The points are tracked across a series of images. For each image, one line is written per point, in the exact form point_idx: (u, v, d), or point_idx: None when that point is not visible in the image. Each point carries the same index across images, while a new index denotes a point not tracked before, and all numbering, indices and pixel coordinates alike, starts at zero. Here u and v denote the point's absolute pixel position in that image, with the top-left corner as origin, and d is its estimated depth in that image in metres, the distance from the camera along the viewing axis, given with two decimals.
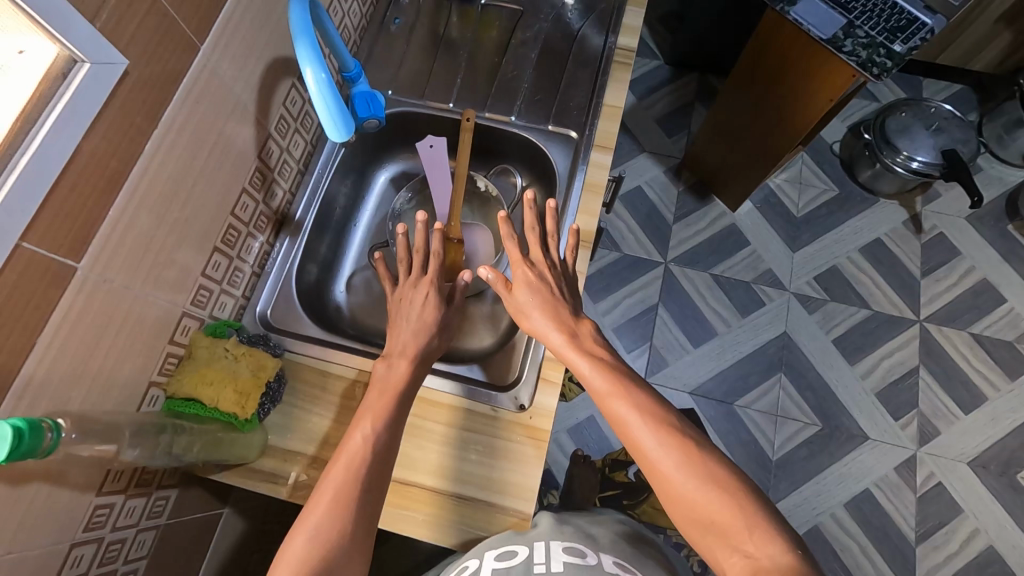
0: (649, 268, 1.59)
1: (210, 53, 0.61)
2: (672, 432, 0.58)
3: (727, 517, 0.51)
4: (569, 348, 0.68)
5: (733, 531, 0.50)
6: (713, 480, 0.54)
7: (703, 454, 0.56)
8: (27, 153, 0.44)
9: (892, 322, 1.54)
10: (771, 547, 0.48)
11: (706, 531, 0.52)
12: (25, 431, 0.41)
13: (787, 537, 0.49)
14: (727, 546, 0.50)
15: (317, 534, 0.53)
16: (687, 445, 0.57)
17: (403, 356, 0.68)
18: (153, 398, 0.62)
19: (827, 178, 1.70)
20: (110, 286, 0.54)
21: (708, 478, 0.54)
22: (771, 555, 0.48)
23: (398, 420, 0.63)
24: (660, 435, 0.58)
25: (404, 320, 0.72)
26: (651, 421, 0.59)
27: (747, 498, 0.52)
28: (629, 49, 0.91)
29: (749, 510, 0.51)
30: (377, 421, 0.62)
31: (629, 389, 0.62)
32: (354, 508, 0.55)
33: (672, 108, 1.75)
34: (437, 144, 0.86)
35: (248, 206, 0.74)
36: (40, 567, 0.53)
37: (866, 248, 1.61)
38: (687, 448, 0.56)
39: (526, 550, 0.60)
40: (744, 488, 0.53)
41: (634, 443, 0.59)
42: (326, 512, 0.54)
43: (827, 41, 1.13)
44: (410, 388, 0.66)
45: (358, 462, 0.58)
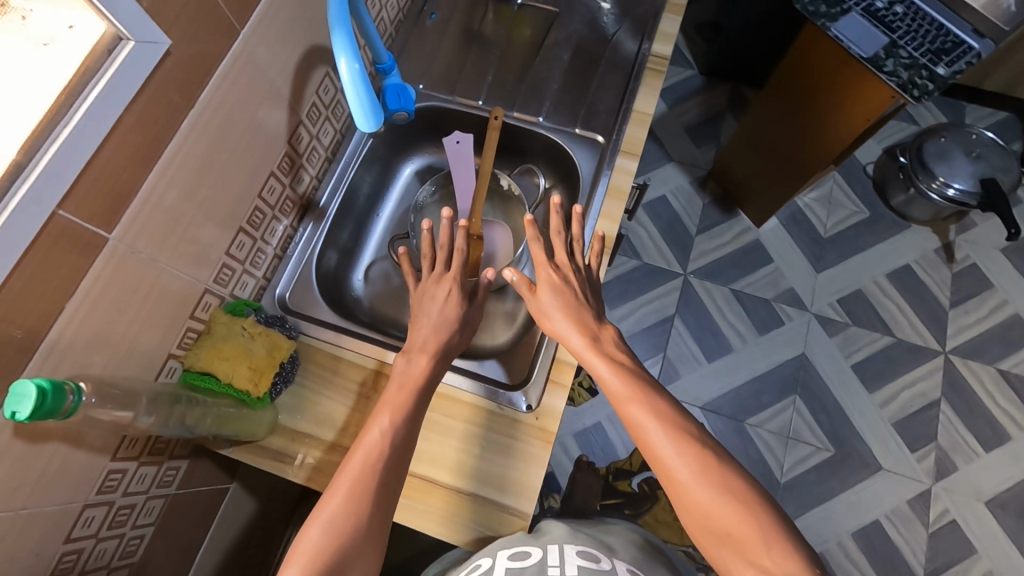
0: (668, 278, 1.57)
1: (249, 38, 0.62)
2: (691, 441, 0.57)
3: (744, 532, 0.51)
4: (590, 351, 0.67)
5: (748, 544, 0.50)
6: (732, 493, 0.53)
7: (722, 465, 0.55)
8: (68, 126, 0.45)
9: (915, 351, 1.50)
10: (788, 564, 0.48)
11: (721, 544, 0.52)
12: (48, 391, 0.43)
13: (804, 554, 0.49)
14: (742, 558, 0.50)
15: (332, 525, 0.54)
16: (706, 455, 0.56)
17: (421, 351, 0.69)
18: (171, 368, 0.64)
19: (857, 199, 1.66)
20: (138, 258, 0.56)
21: (727, 491, 0.53)
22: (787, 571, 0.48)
23: (414, 412, 0.64)
24: (679, 444, 0.57)
25: (424, 316, 0.72)
26: (671, 430, 0.58)
27: (764, 513, 0.52)
28: (662, 56, 0.90)
29: (765, 523, 0.51)
30: (395, 415, 0.63)
31: (649, 395, 0.62)
32: (371, 499, 0.57)
33: (701, 118, 1.73)
34: (463, 141, 0.85)
35: (275, 188, 0.76)
36: (53, 524, 0.55)
37: (893, 273, 1.57)
38: (706, 458, 0.56)
39: (539, 552, 0.61)
40: (760, 501, 0.53)
41: (651, 450, 0.58)
42: (342, 504, 0.56)
43: (867, 60, 1.11)
44: (426, 378, 0.67)
45: (376, 458, 0.59)
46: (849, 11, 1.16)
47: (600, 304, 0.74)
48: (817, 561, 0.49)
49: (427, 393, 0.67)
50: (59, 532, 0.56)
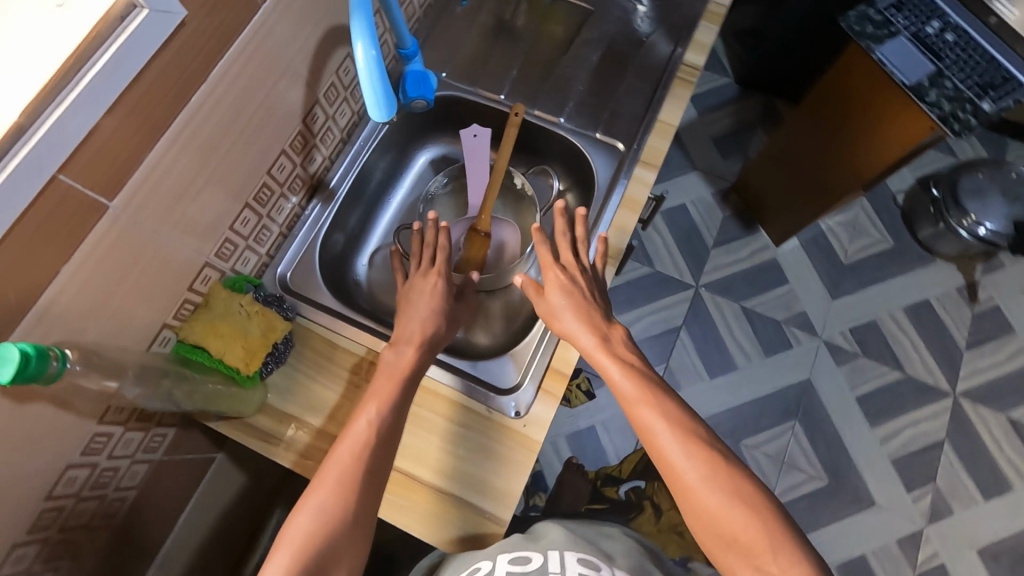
0: (678, 289, 1.54)
1: (270, 13, 0.61)
2: (700, 444, 0.57)
3: (753, 538, 0.51)
4: (600, 350, 0.66)
5: (756, 550, 0.50)
6: (741, 497, 0.53)
7: (731, 468, 0.55)
8: (75, 90, 0.44)
9: (924, 389, 1.46)
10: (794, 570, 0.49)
11: (728, 548, 0.51)
12: (32, 355, 0.43)
13: (810, 560, 0.49)
14: (749, 564, 0.50)
15: (321, 512, 0.55)
16: (717, 458, 0.56)
17: (407, 341, 0.69)
18: (165, 338, 0.64)
19: (883, 228, 1.61)
20: (138, 228, 0.55)
21: (736, 495, 0.53)
22: None
23: (402, 403, 0.64)
24: (690, 447, 0.56)
25: (412, 310, 0.72)
26: (682, 432, 0.57)
27: (772, 518, 0.52)
28: (694, 66, 0.87)
29: (773, 528, 0.51)
30: (382, 407, 0.63)
31: (659, 397, 0.61)
32: (358, 488, 0.57)
33: (731, 129, 1.69)
34: (481, 134, 0.82)
35: (285, 166, 0.75)
36: (34, 483, 0.55)
37: (912, 308, 1.53)
38: (716, 462, 0.55)
39: (540, 557, 0.60)
40: (768, 505, 0.53)
41: (659, 451, 0.57)
42: (332, 491, 0.56)
43: (909, 88, 1.07)
44: (412, 367, 0.67)
45: (364, 446, 0.59)
46: (897, 34, 1.11)
47: (608, 305, 0.73)
48: (822, 566, 0.50)
49: (412, 381, 0.66)
50: (41, 491, 0.57)
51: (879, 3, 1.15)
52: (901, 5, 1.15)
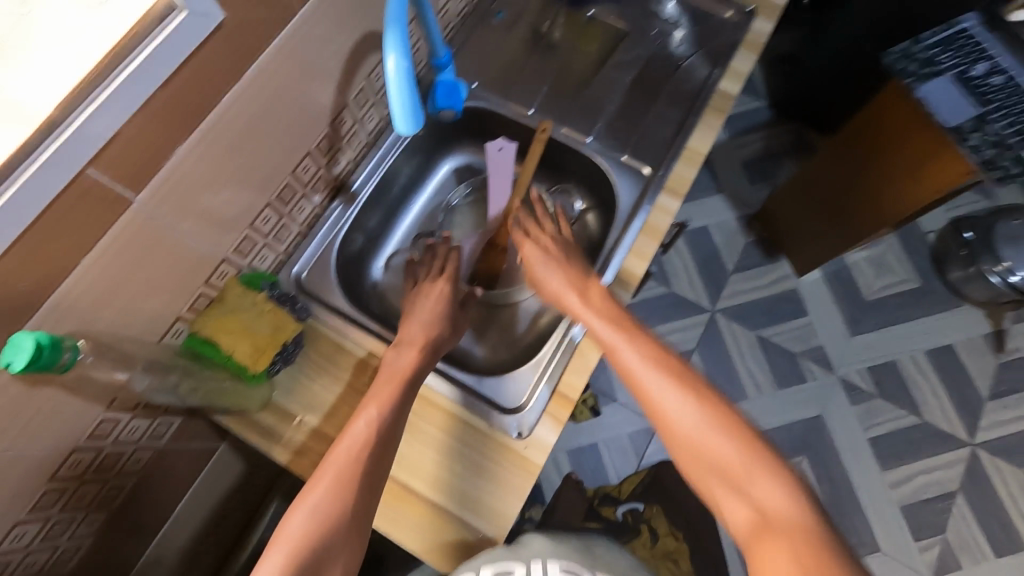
0: (693, 313, 1.52)
1: (307, 18, 0.61)
2: (681, 377, 0.56)
3: (734, 463, 0.50)
4: (585, 301, 0.66)
5: (738, 475, 0.49)
6: (722, 424, 0.52)
7: (712, 397, 0.55)
8: (110, 88, 0.45)
9: (940, 437, 1.41)
10: (776, 494, 0.48)
11: (712, 475, 0.51)
12: (45, 346, 0.43)
13: (793, 484, 0.48)
14: (733, 491, 0.49)
15: (316, 512, 0.54)
16: (698, 389, 0.55)
17: (409, 342, 0.69)
18: (178, 330, 0.65)
19: (910, 267, 1.56)
20: (160, 222, 0.56)
21: (717, 421, 0.52)
22: (775, 503, 0.47)
23: (403, 403, 0.64)
24: (670, 379, 0.56)
25: (419, 313, 0.73)
26: (663, 367, 0.57)
27: (755, 442, 0.51)
28: (728, 95, 0.86)
29: (755, 451, 0.50)
30: (382, 408, 0.63)
31: (640, 337, 0.60)
32: (355, 488, 0.57)
33: (761, 154, 1.66)
34: (506, 149, 0.80)
35: (310, 168, 0.75)
36: (39, 463, 0.56)
37: (934, 352, 1.49)
38: (698, 392, 0.55)
39: (521, 568, 0.60)
40: (750, 432, 0.52)
41: (639, 388, 0.57)
42: (329, 491, 0.56)
43: (950, 130, 1.04)
44: (412, 370, 0.67)
45: (362, 447, 0.59)
46: (943, 73, 1.07)
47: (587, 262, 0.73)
48: (807, 489, 0.49)
49: (412, 384, 0.66)
50: (44, 471, 0.58)
51: (925, 40, 1.11)
52: (948, 43, 1.10)
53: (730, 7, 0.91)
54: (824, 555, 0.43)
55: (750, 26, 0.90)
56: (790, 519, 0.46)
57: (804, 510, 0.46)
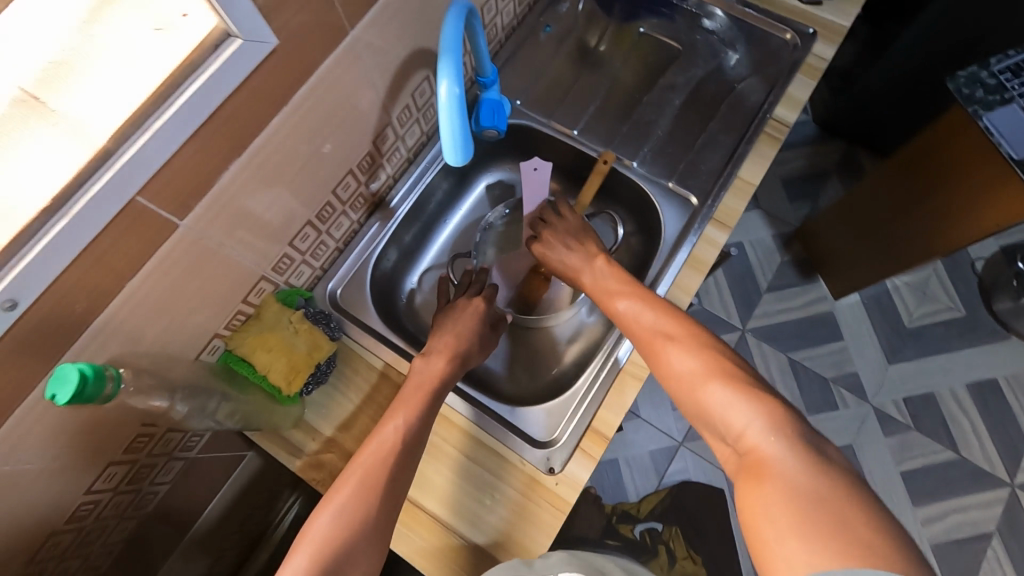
0: (724, 332, 1.48)
1: (356, 40, 0.60)
2: (679, 334, 0.59)
3: (717, 406, 0.51)
4: (592, 279, 0.71)
5: (718, 416, 0.51)
6: (709, 373, 0.54)
7: (712, 350, 0.56)
8: (162, 118, 0.45)
9: (978, 476, 1.35)
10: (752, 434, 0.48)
11: (704, 423, 0.53)
12: (89, 377, 0.43)
13: (773, 422, 0.48)
14: (721, 435, 0.51)
15: (342, 514, 0.54)
16: (694, 342, 0.57)
17: (439, 354, 0.68)
18: (214, 347, 0.64)
19: (955, 295, 1.49)
20: (205, 244, 0.55)
21: (709, 369, 0.54)
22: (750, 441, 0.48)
23: (430, 411, 0.63)
24: (669, 335, 0.59)
25: (453, 326, 0.72)
26: (656, 329, 0.61)
27: (747, 385, 0.52)
28: (784, 122, 0.82)
29: (744, 393, 0.51)
30: (411, 414, 0.62)
31: (645, 300, 0.64)
32: (381, 492, 0.56)
33: (803, 171, 1.60)
34: (541, 167, 0.78)
35: (350, 186, 0.74)
36: (76, 475, 0.57)
37: (976, 386, 1.42)
38: (694, 344, 0.57)
39: None
40: (744, 377, 0.53)
41: (642, 346, 0.61)
42: (354, 492, 0.56)
43: (1017, 162, 0.96)
44: (438, 376, 0.66)
45: (389, 451, 0.59)
46: (1012, 100, 1.00)
47: (596, 242, 0.75)
48: (790, 425, 0.48)
49: (440, 391, 0.66)
50: (80, 484, 0.58)
51: (994, 65, 1.04)
52: (1021, 69, 1.02)
53: (788, 28, 0.86)
54: (797, 487, 0.43)
55: (809, 49, 0.85)
56: (760, 454, 0.46)
57: (789, 446, 0.46)
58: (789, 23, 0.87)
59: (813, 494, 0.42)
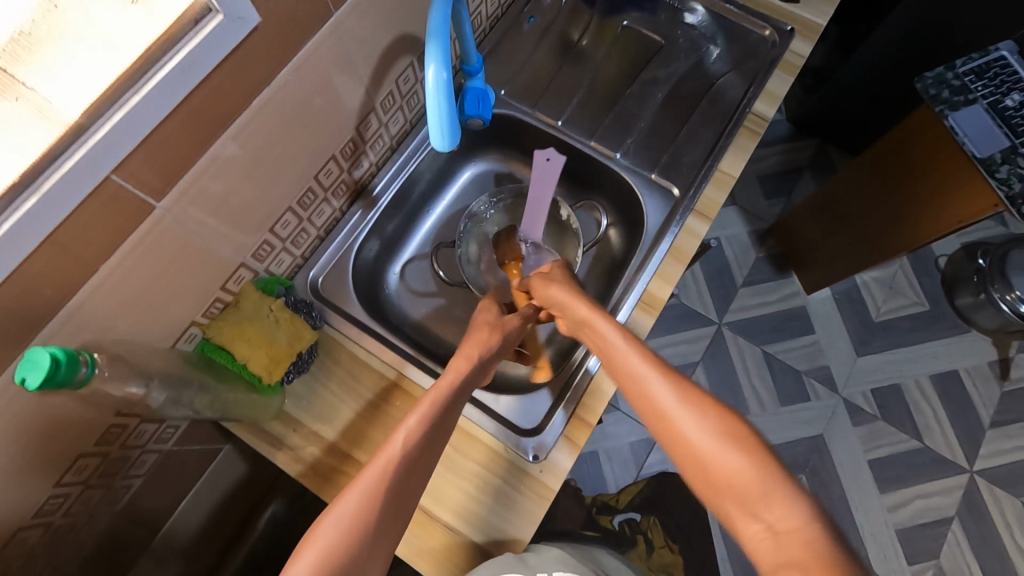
0: (701, 325, 1.51)
1: (340, 22, 0.59)
2: (687, 395, 0.51)
3: (734, 470, 0.44)
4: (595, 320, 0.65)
5: (740, 484, 0.43)
6: (726, 435, 0.47)
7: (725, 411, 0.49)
8: (139, 94, 0.44)
9: (940, 463, 1.41)
10: (788, 512, 0.40)
11: (725, 499, 0.44)
12: (62, 361, 0.42)
13: (809, 504, 0.40)
14: (748, 513, 0.42)
15: (339, 526, 0.46)
16: (708, 406, 0.50)
17: (464, 358, 0.64)
18: (191, 335, 0.63)
19: (920, 290, 1.54)
20: (181, 227, 0.54)
21: (723, 431, 0.47)
22: (787, 518, 0.40)
23: (442, 423, 0.58)
24: (678, 395, 0.51)
25: (478, 325, 0.72)
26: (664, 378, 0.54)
27: (771, 462, 0.44)
28: (763, 117, 0.84)
29: (763, 463, 0.44)
30: (421, 422, 0.56)
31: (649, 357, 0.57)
32: (381, 506, 0.49)
33: (777, 168, 1.63)
34: (555, 159, 0.71)
35: (332, 172, 0.73)
36: (45, 467, 0.55)
37: (939, 378, 1.48)
38: (706, 409, 0.50)
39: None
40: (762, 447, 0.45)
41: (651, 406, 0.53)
42: (356, 504, 0.48)
43: (980, 160, 1.01)
44: (457, 379, 0.62)
45: (391, 461, 0.52)
46: (974, 102, 1.05)
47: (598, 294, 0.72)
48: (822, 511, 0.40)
49: (456, 397, 0.61)
50: (49, 477, 0.56)
51: (959, 67, 1.08)
52: (982, 71, 1.08)
53: (768, 25, 0.88)
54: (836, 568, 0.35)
55: (787, 46, 0.87)
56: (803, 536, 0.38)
57: (824, 537, 0.38)
58: (769, 20, 0.89)
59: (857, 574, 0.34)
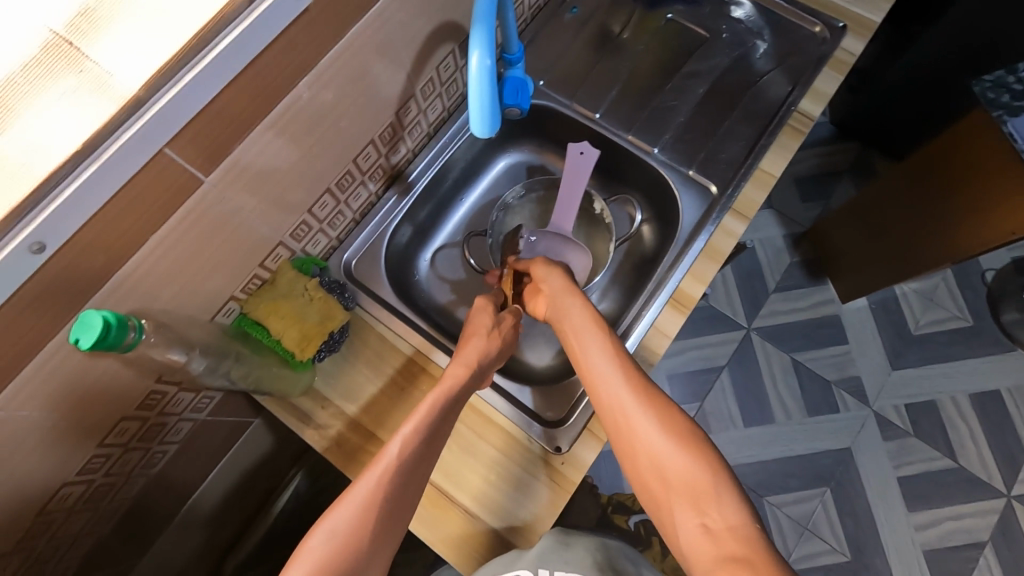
0: (728, 329, 1.48)
1: (388, 5, 0.60)
2: (648, 399, 0.58)
3: (686, 471, 0.53)
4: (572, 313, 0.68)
5: (689, 482, 0.52)
6: (680, 437, 0.55)
7: (676, 415, 0.57)
8: (194, 70, 0.45)
9: (975, 485, 1.35)
10: (726, 509, 0.50)
11: (672, 493, 0.53)
12: (113, 325, 0.44)
13: (743, 503, 0.51)
14: (690, 508, 0.51)
15: (337, 532, 0.50)
16: (665, 413, 0.57)
17: (463, 364, 0.65)
18: (229, 310, 0.65)
19: (963, 304, 1.48)
20: (226, 202, 0.56)
21: (677, 434, 0.55)
22: (725, 515, 0.50)
23: (437, 432, 0.60)
24: (641, 399, 0.58)
25: (474, 329, 0.69)
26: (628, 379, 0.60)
27: (713, 463, 0.53)
28: (809, 115, 0.81)
29: (710, 466, 0.53)
30: (417, 430, 0.58)
31: (617, 356, 0.62)
32: (381, 511, 0.53)
33: (817, 171, 1.58)
34: (587, 153, 0.80)
35: (371, 156, 0.74)
36: (91, 427, 0.58)
37: (978, 396, 1.42)
38: (666, 415, 0.57)
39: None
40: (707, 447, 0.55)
41: (614, 405, 0.59)
42: (354, 511, 0.51)
43: None
44: (454, 390, 0.63)
45: (389, 468, 0.55)
46: None
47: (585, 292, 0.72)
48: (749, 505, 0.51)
49: (452, 406, 0.62)
50: (94, 437, 0.59)
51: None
52: None
53: (817, 21, 0.86)
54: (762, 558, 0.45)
55: (837, 43, 0.85)
56: (737, 531, 0.48)
57: (754, 533, 0.48)
58: (819, 16, 0.86)
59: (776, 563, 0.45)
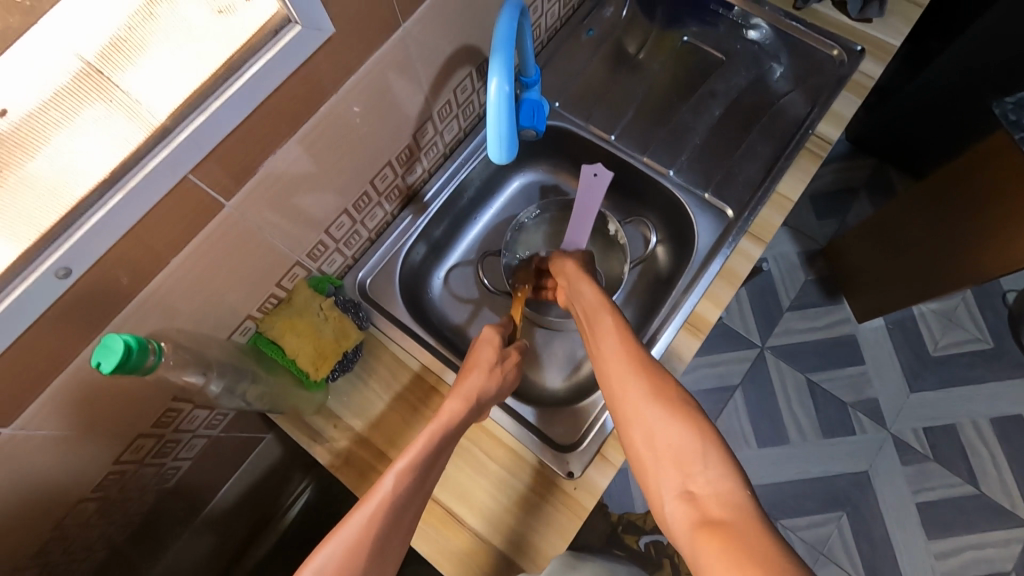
0: (742, 347, 1.46)
1: (408, 31, 0.61)
2: (645, 372, 0.58)
3: (674, 439, 0.52)
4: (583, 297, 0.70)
5: (677, 452, 0.51)
6: (674, 409, 0.54)
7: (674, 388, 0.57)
8: (220, 99, 0.46)
9: (997, 512, 1.32)
10: (713, 477, 0.49)
11: (661, 463, 0.52)
12: (134, 348, 0.44)
13: (734, 472, 0.49)
14: (676, 476, 0.50)
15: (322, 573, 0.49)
16: (662, 385, 0.57)
17: (460, 396, 0.64)
18: (246, 328, 0.66)
19: (984, 325, 1.45)
20: (246, 224, 0.56)
21: (672, 404, 0.55)
22: (710, 481, 0.48)
23: (430, 467, 0.59)
24: (639, 373, 0.58)
25: (475, 362, 0.68)
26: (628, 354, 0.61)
27: (705, 432, 0.52)
28: (826, 139, 0.81)
29: (701, 435, 0.52)
30: (411, 466, 0.58)
31: (620, 332, 0.63)
32: (369, 552, 0.52)
33: (833, 188, 1.57)
34: (602, 174, 0.77)
35: (388, 177, 0.75)
36: (108, 444, 0.58)
37: (999, 420, 1.38)
38: (661, 388, 0.57)
39: None
40: (701, 418, 0.54)
41: (614, 380, 0.60)
42: (342, 551, 0.51)
43: None
44: (451, 423, 0.62)
45: (381, 503, 0.54)
46: None
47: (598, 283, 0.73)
48: (741, 474, 0.49)
49: (450, 437, 0.62)
50: (110, 454, 0.60)
51: None
52: None
53: (835, 45, 0.85)
54: (739, 521, 0.44)
55: (856, 66, 0.84)
56: (720, 498, 0.47)
57: (738, 500, 0.46)
58: (837, 39, 0.85)
59: (753, 526, 0.43)
